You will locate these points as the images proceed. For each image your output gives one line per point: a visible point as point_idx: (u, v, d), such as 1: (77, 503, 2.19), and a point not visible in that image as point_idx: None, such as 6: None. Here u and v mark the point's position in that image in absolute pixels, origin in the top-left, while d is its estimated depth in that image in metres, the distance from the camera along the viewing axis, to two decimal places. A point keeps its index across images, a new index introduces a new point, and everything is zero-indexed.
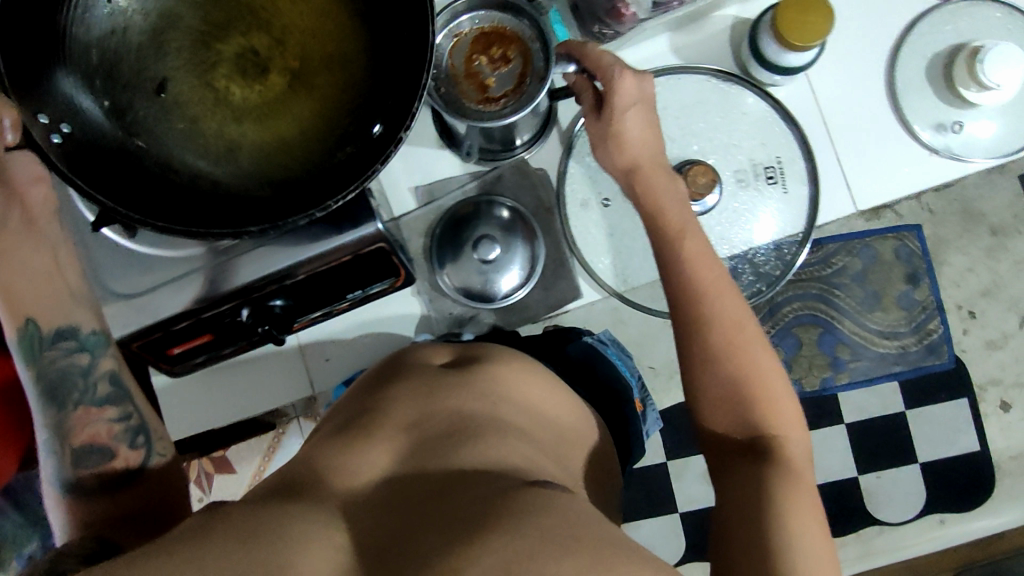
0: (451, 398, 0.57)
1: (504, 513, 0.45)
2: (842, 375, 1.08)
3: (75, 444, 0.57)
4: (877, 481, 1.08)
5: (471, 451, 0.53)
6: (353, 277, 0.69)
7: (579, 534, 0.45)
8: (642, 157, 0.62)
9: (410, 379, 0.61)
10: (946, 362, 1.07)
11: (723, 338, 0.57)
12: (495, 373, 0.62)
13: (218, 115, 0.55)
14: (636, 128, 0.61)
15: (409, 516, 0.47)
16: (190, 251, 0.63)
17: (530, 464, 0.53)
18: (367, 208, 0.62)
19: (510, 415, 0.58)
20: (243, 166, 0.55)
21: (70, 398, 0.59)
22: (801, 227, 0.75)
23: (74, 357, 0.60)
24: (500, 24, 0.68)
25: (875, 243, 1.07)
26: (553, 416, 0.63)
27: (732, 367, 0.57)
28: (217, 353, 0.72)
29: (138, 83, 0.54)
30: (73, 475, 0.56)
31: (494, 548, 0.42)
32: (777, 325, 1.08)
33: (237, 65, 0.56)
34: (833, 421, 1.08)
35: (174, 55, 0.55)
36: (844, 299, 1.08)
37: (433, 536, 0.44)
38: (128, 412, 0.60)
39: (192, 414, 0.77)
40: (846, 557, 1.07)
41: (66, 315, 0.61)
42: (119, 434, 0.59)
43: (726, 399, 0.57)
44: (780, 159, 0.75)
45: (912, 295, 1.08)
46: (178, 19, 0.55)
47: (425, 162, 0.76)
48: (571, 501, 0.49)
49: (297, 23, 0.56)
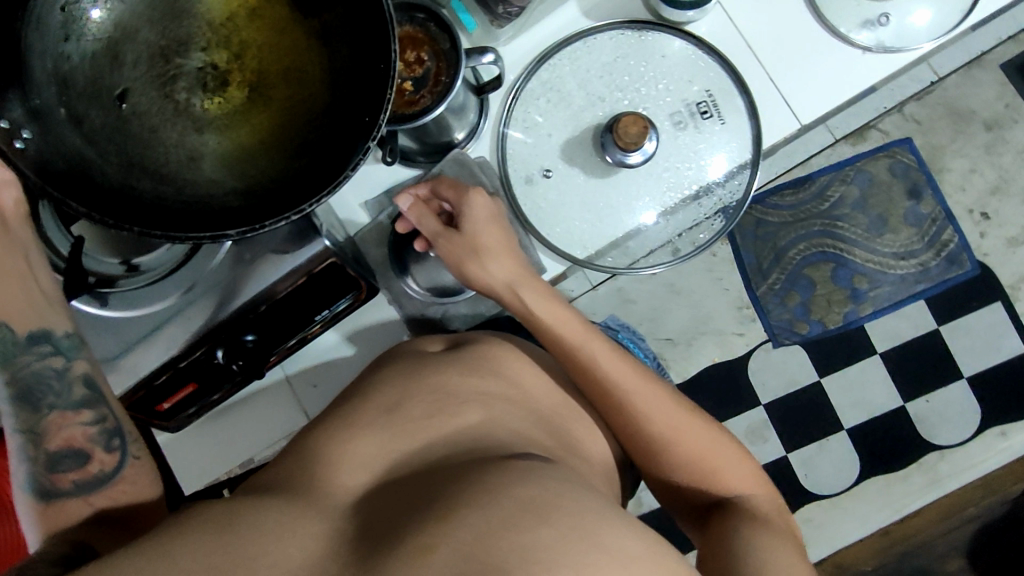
0: (433, 374, 0.54)
1: (480, 486, 0.41)
2: (867, 304, 1.31)
3: (51, 448, 0.53)
4: (928, 406, 1.29)
5: (450, 427, 0.50)
6: (315, 301, 0.72)
7: (558, 501, 0.41)
8: (511, 275, 0.65)
9: (394, 365, 0.58)
10: (969, 269, 1.30)
11: (635, 405, 0.58)
12: (479, 350, 0.59)
13: (180, 127, 0.55)
14: (493, 238, 0.64)
15: (385, 503, 0.43)
16: (157, 306, 0.66)
17: (516, 438, 0.50)
18: (310, 229, 0.65)
19: (488, 387, 0.55)
20: (204, 173, 0.53)
21: (43, 402, 0.54)
22: (749, 153, 0.76)
23: (49, 359, 0.55)
24: (410, 27, 0.67)
25: (867, 167, 1.33)
26: (534, 389, 0.59)
27: (655, 427, 0.58)
28: (205, 400, 0.76)
29: (97, 94, 0.53)
30: (48, 480, 0.51)
31: (467, 522, 0.39)
32: (786, 269, 1.32)
33: (197, 78, 0.56)
34: (868, 352, 1.30)
35: (133, 69, 0.55)
36: (849, 229, 1.33)
37: (413, 517, 0.40)
38: (103, 415, 0.55)
39: (196, 464, 0.80)
40: (917, 484, 1.27)
41: (39, 317, 0.56)
42: (94, 437, 0.54)
43: (660, 455, 0.59)
44: (710, 92, 0.76)
45: (919, 209, 1.32)
46: (135, 34, 0.55)
47: (369, 176, 0.77)
48: (553, 471, 0.45)
49: (254, 39, 0.57)
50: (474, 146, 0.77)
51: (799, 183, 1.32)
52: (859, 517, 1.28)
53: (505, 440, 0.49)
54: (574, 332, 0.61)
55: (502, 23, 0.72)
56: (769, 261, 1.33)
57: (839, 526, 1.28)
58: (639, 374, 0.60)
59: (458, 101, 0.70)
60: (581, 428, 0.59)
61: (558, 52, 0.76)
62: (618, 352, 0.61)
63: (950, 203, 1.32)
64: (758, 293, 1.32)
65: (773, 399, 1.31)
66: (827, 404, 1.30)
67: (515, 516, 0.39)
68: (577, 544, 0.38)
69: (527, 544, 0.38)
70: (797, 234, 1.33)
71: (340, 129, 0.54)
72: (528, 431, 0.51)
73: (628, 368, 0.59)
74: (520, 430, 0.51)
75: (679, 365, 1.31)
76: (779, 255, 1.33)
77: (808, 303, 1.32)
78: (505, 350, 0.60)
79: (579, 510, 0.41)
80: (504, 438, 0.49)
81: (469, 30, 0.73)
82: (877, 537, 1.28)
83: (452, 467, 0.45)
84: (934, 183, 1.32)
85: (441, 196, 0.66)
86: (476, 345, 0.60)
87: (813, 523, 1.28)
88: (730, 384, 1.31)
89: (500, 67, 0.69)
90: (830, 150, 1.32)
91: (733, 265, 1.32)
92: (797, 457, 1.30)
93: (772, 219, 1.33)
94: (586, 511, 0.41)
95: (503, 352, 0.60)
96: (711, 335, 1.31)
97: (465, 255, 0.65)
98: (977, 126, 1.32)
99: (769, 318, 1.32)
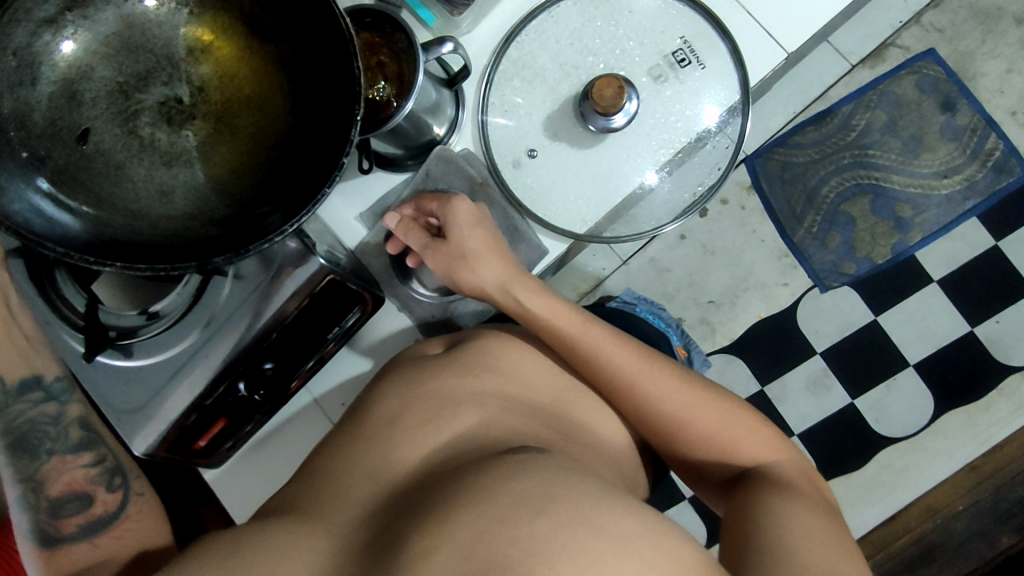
0: (432, 380, 0.60)
1: (480, 483, 0.47)
2: (914, 232, 1.24)
3: (52, 495, 0.58)
4: (999, 327, 1.21)
5: (446, 428, 0.55)
6: (323, 319, 0.74)
7: (551, 490, 0.46)
8: (504, 272, 0.68)
9: (396, 375, 0.63)
10: (1020, 174, 1.21)
11: (645, 387, 0.62)
12: (479, 347, 0.64)
13: (148, 163, 0.54)
14: (477, 240, 0.69)
15: (388, 508, 0.50)
16: (177, 348, 0.70)
17: (516, 434, 0.55)
18: (305, 249, 0.67)
19: (492, 384, 0.60)
20: (179, 208, 0.54)
21: (41, 449, 0.60)
22: (739, 93, 0.74)
23: (42, 407, 0.61)
24: (370, 35, 0.68)
25: (892, 88, 1.25)
26: (531, 381, 0.64)
27: (671, 408, 0.61)
28: (239, 433, 0.78)
29: (57, 135, 0.52)
30: (52, 525, 0.57)
31: (463, 523, 0.44)
32: (822, 210, 1.26)
33: (160, 112, 0.55)
34: (922, 282, 1.23)
35: (93, 107, 0.54)
36: (883, 156, 1.25)
37: (409, 518, 0.47)
38: (101, 455, 0.62)
39: (242, 493, 0.82)
40: (1000, 413, 1.19)
41: (29, 365, 0.62)
42: (95, 478, 0.61)
43: (679, 432, 0.62)
44: (685, 38, 0.74)
45: (955, 122, 1.24)
46: (91, 72, 0.54)
47: (360, 189, 0.78)
48: (545, 460, 0.50)
49: (213, 67, 0.56)
50: (457, 139, 0.76)
51: (820, 119, 1.27)
52: (942, 455, 1.20)
53: (504, 435, 0.54)
54: (577, 330, 0.64)
55: (459, 11, 0.70)
56: (802, 205, 1.27)
57: (923, 468, 1.21)
58: (637, 352, 0.63)
59: (431, 96, 0.70)
60: (584, 410, 0.65)
61: (524, 29, 0.75)
62: (612, 333, 0.64)
63: (990, 109, 1.23)
64: (795, 239, 1.26)
65: (830, 345, 1.25)
66: (889, 342, 1.23)
67: (512, 509, 0.44)
68: (573, 531, 0.43)
69: (516, 537, 0.43)
70: (827, 171, 1.26)
71: (307, 154, 0.54)
72: (526, 427, 0.57)
73: (632, 352, 0.63)
74: (516, 426, 0.56)
75: (725, 327, 1.27)
76: (811, 195, 1.27)
77: (851, 241, 1.25)
78: (502, 343, 0.65)
79: (573, 500, 0.45)
80: (502, 435, 0.54)
81: (428, 23, 0.73)
82: (965, 474, 1.20)
83: (455, 466, 0.50)
84: (968, 91, 1.23)
85: (426, 210, 0.72)
86: (473, 341, 0.65)
87: (895, 469, 1.22)
88: (781, 339, 1.26)
89: (463, 55, 0.67)
90: (848, 77, 1.26)
91: (763, 214, 1.27)
92: (865, 402, 1.23)
93: (797, 160, 1.27)
94: (580, 499, 0.45)
95: (500, 343, 0.65)
96: (754, 290, 1.27)
97: (454, 260, 0.69)
98: (1008, 22, 1.22)
99: (811, 263, 1.26)
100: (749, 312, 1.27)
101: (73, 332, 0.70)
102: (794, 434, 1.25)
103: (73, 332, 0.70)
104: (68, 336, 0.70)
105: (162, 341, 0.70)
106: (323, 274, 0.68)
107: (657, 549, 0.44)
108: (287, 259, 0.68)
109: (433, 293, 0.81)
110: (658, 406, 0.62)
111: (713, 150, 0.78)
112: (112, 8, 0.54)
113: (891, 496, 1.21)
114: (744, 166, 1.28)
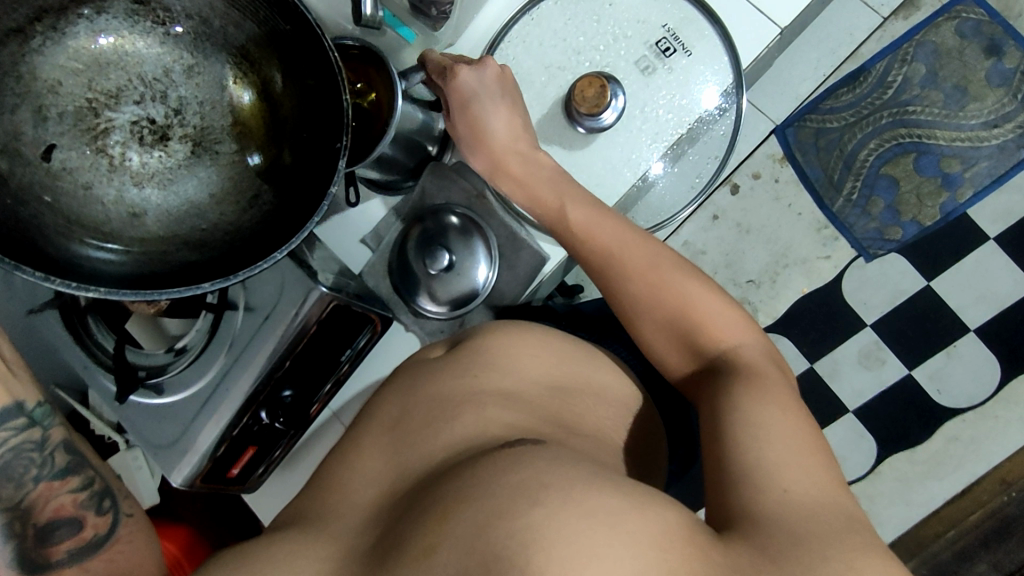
0: (430, 383, 0.64)
1: (477, 476, 0.48)
2: (964, 189, 1.16)
3: (39, 522, 0.59)
4: None
5: (449, 429, 0.57)
6: (333, 344, 0.77)
7: (546, 480, 0.46)
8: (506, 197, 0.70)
9: (403, 381, 0.67)
10: None
11: (640, 278, 0.63)
12: (478, 346, 0.67)
13: (117, 183, 0.54)
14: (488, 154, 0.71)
15: (387, 512, 0.52)
16: (198, 385, 0.74)
17: (509, 429, 0.56)
18: (308, 277, 0.70)
19: (495, 381, 0.63)
20: (151, 229, 0.54)
21: (27, 476, 0.60)
22: (732, 75, 0.75)
23: (27, 432, 0.61)
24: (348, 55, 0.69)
25: (930, 37, 1.17)
26: (535, 374, 0.66)
27: (665, 297, 0.62)
28: (269, 458, 0.82)
29: (21, 149, 0.51)
30: (39, 553, 0.58)
31: (463, 517, 0.46)
32: (861, 175, 1.19)
33: (132, 132, 0.55)
34: (977, 242, 1.15)
35: (58, 124, 0.52)
36: (924, 112, 1.17)
37: (408, 524, 0.49)
38: (89, 478, 0.64)
39: (272, 501, 0.88)
40: None
41: (12, 395, 0.62)
42: (84, 503, 0.62)
43: (669, 323, 0.62)
44: (669, 27, 0.74)
45: (1003, 66, 1.15)
46: (59, 87, 0.52)
47: (360, 217, 0.84)
48: (545, 450, 0.51)
49: (195, 90, 0.56)
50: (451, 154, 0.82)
51: (853, 78, 1.20)
52: (1015, 423, 1.13)
53: (502, 432, 0.56)
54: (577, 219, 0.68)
55: (440, 25, 0.71)
56: (837, 171, 1.20)
57: (994, 438, 1.14)
58: (639, 240, 0.66)
59: (417, 120, 0.73)
60: (587, 398, 0.66)
61: (506, 35, 0.76)
62: (618, 224, 0.67)
63: None
64: (834, 209, 1.20)
65: (880, 317, 1.19)
66: (945, 309, 1.16)
67: (509, 504, 0.45)
68: (570, 517, 0.42)
69: (521, 521, 0.43)
70: (865, 133, 1.19)
71: (295, 179, 0.55)
72: (522, 421, 0.58)
73: (632, 241, 0.66)
74: (515, 422, 0.58)
75: (766, 306, 1.22)
76: (849, 162, 1.20)
77: (895, 206, 1.18)
78: (497, 338, 0.68)
79: (566, 485, 0.45)
80: (501, 431, 0.56)
81: (410, 41, 0.74)
82: None
83: (458, 462, 0.52)
84: (1014, 31, 1.14)
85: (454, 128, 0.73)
86: (476, 344, 0.68)
87: (963, 440, 1.15)
88: (827, 314, 1.20)
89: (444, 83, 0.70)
90: (880, 31, 1.18)
91: (799, 185, 1.21)
92: (923, 373, 1.17)
93: (831, 125, 1.21)
94: (579, 487, 0.45)
95: (498, 342, 0.68)
96: (794, 265, 1.21)
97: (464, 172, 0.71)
98: None
99: (853, 233, 1.20)
100: (792, 288, 1.22)
101: (104, 372, 0.75)
102: (847, 412, 1.19)
103: (104, 372, 0.75)
104: (102, 377, 0.75)
105: (184, 379, 0.74)
106: (328, 301, 0.71)
107: (641, 522, 0.43)
108: (291, 288, 0.70)
109: (442, 309, 0.84)
110: (648, 289, 0.63)
111: (702, 125, 0.78)
112: (83, 23, 0.53)
113: (960, 470, 1.15)
114: (773, 138, 1.22)
